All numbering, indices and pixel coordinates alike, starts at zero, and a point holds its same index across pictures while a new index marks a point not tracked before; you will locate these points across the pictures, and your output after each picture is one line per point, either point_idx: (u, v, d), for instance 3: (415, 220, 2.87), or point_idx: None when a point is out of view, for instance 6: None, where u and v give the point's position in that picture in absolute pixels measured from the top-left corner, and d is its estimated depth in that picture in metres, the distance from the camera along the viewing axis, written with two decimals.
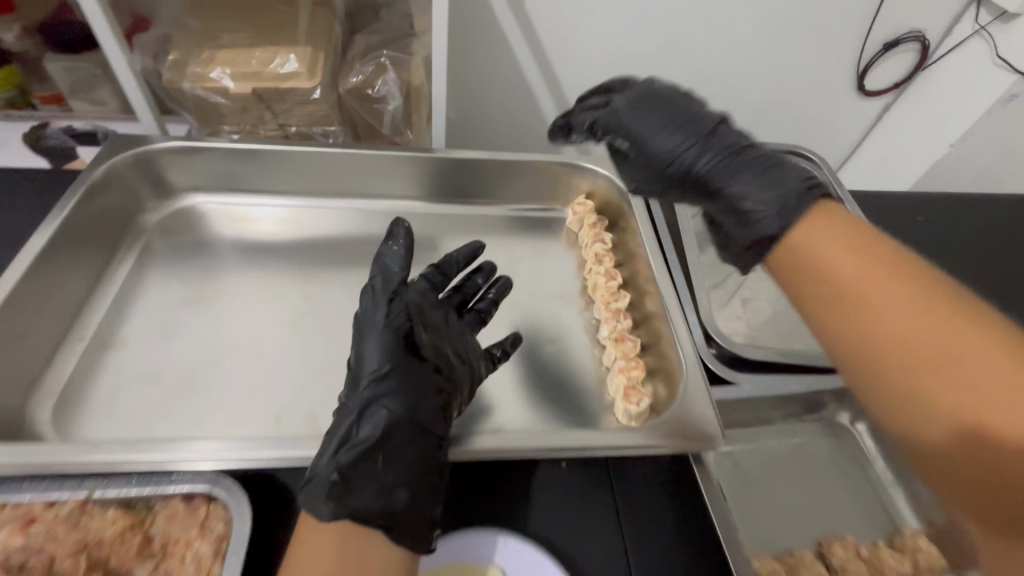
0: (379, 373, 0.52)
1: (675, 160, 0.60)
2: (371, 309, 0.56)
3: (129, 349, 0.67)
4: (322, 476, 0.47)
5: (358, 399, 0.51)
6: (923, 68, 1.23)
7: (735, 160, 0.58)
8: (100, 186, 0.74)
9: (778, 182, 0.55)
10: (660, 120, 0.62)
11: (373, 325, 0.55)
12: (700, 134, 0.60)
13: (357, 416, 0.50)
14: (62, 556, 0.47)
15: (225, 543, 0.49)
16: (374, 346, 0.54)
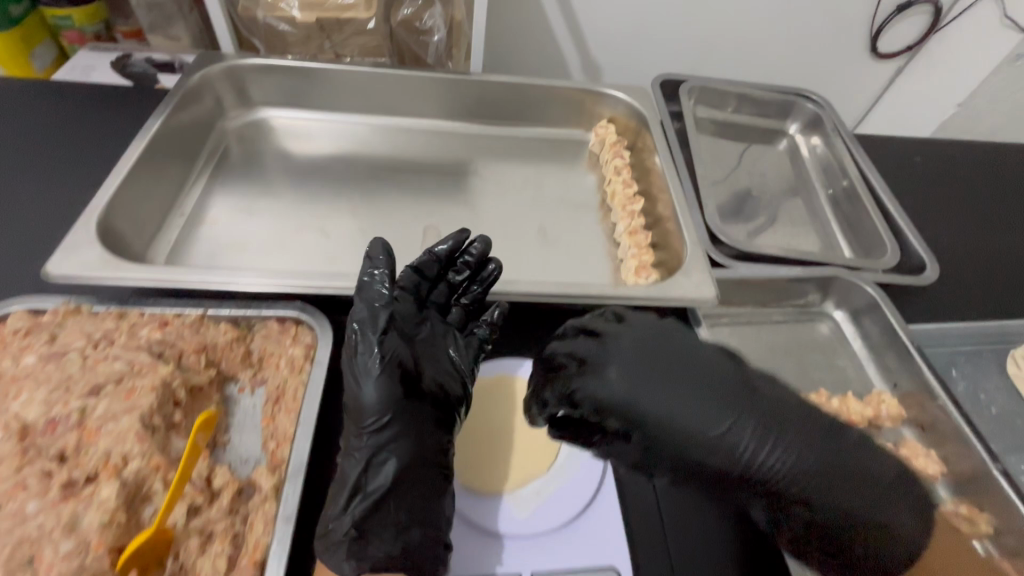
0: (375, 425, 0.51)
1: (723, 464, 0.48)
2: (354, 356, 0.53)
3: (219, 222, 0.82)
4: (337, 530, 0.49)
5: (356, 459, 0.51)
6: (935, 30, 1.29)
7: (789, 433, 0.48)
8: (194, 94, 0.88)
9: (852, 495, 0.46)
10: (704, 403, 0.49)
11: (361, 385, 0.52)
12: (743, 433, 0.47)
13: (357, 456, 0.51)
14: (189, 352, 0.59)
15: (312, 350, 0.62)
16: (366, 401, 0.51)
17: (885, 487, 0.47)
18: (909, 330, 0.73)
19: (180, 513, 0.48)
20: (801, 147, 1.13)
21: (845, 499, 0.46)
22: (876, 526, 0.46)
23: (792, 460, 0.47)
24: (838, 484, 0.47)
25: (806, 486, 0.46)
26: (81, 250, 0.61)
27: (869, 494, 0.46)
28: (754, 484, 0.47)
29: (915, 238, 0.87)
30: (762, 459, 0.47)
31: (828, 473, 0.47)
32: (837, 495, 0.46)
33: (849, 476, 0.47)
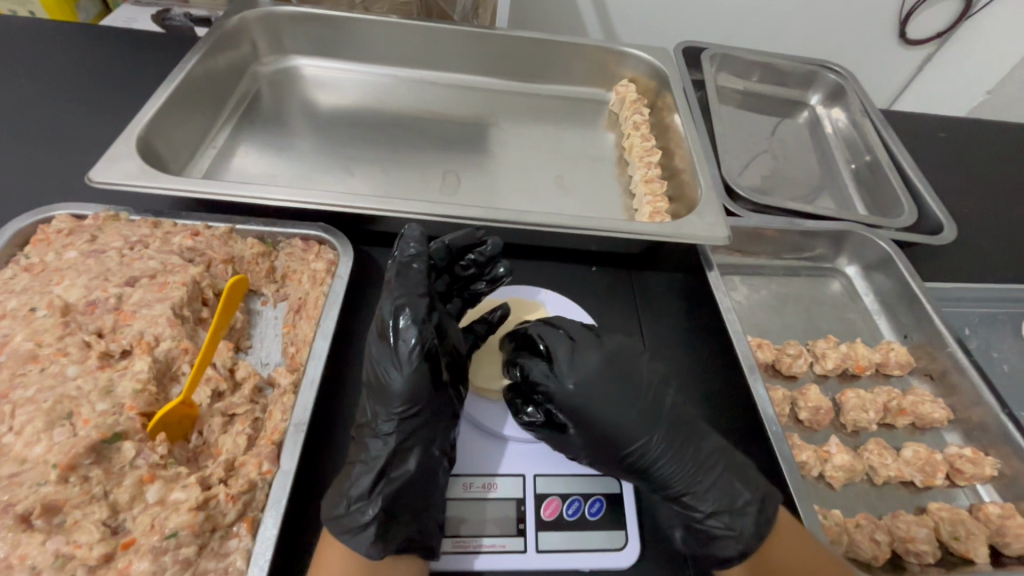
0: (399, 414, 0.50)
1: (622, 451, 0.51)
2: (377, 345, 0.53)
3: (247, 157, 0.85)
4: (357, 516, 0.46)
5: (375, 445, 0.49)
6: (965, 17, 1.27)
7: (680, 446, 0.52)
8: (230, 38, 0.92)
9: (715, 497, 0.50)
10: (612, 405, 0.53)
11: (386, 371, 0.51)
12: (633, 427, 0.52)
13: (379, 441, 0.50)
14: (217, 261, 0.61)
15: (334, 266, 0.64)
16: (393, 388, 0.51)
17: (750, 504, 0.50)
18: (922, 283, 0.73)
19: (205, 394, 0.51)
20: (822, 117, 1.12)
21: (708, 503, 0.50)
22: (728, 536, 0.49)
23: (668, 469, 0.51)
24: (705, 480, 0.51)
25: (678, 479, 0.51)
26: (121, 161, 0.65)
27: (726, 502, 0.50)
28: (637, 471, 0.52)
29: (936, 203, 0.87)
30: (642, 458, 0.51)
31: (697, 473, 0.51)
32: (702, 494, 0.51)
33: (716, 484, 0.51)
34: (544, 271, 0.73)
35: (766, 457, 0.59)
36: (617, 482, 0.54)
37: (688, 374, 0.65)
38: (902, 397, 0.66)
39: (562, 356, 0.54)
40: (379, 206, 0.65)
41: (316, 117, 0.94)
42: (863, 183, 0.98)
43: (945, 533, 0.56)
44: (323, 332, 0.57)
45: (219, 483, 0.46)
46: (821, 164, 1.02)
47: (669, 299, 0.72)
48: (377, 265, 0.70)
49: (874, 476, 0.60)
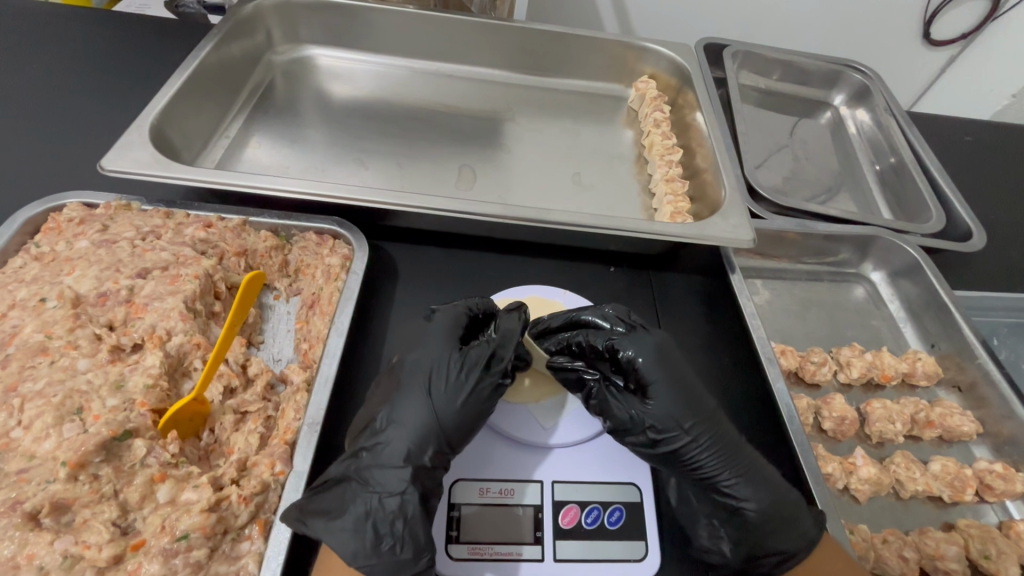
0: (442, 450, 0.47)
1: (671, 434, 0.50)
2: (453, 367, 0.51)
3: (260, 147, 0.84)
4: (388, 542, 0.43)
5: (396, 476, 0.45)
6: (993, 17, 1.24)
7: (728, 437, 0.50)
8: (246, 26, 0.91)
9: (763, 496, 0.49)
10: (673, 389, 0.51)
11: (457, 402, 0.49)
12: (689, 413, 0.50)
13: (393, 470, 0.45)
14: (230, 254, 0.60)
15: (349, 261, 0.62)
16: (453, 425, 0.48)
17: (798, 508, 0.49)
18: (951, 291, 0.71)
19: (217, 390, 0.50)
20: (845, 118, 1.09)
21: (755, 501, 0.49)
22: (774, 536, 0.48)
23: (722, 459, 0.49)
24: (755, 479, 0.49)
25: (728, 471, 0.49)
26: (134, 149, 0.64)
27: (775, 502, 0.48)
28: (683, 458, 0.50)
29: (965, 208, 0.85)
30: (693, 445, 0.50)
31: (749, 470, 0.50)
32: (750, 491, 0.49)
33: (760, 481, 0.49)
34: (563, 272, 0.71)
35: (790, 466, 0.57)
36: (638, 491, 0.52)
37: (711, 380, 0.63)
38: (929, 408, 0.64)
39: (646, 336, 0.54)
40: (397, 201, 0.64)
41: (329, 109, 0.93)
42: (888, 186, 0.96)
43: (975, 552, 0.54)
44: (337, 329, 0.55)
45: (231, 484, 0.45)
46: (844, 166, 1.00)
47: (690, 302, 0.70)
48: (391, 261, 0.69)
49: (902, 490, 0.58)
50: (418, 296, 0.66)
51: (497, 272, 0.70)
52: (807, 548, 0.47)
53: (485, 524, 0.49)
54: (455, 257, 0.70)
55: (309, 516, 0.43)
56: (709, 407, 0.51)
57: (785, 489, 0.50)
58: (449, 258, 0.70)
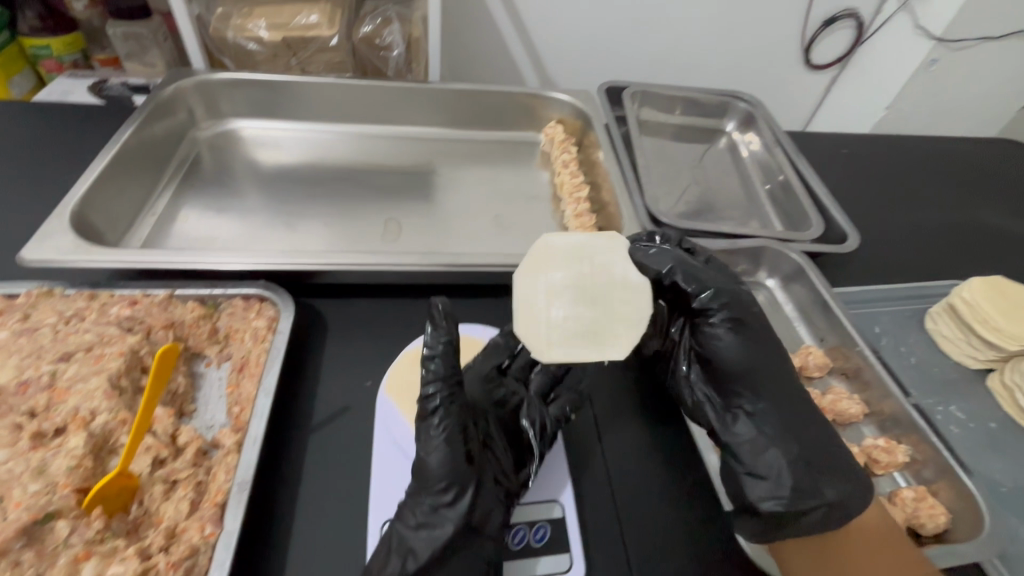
0: (440, 501, 0.49)
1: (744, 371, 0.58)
2: (433, 423, 0.51)
3: (189, 220, 0.87)
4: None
5: (427, 538, 0.48)
6: (861, 42, 1.48)
7: (785, 388, 0.58)
8: (168, 106, 0.95)
9: (812, 443, 0.56)
10: (751, 340, 0.59)
11: (433, 459, 0.49)
12: (758, 361, 0.59)
13: (425, 530, 0.49)
14: (157, 328, 0.62)
15: (275, 322, 0.66)
16: (437, 476, 0.49)
17: (849, 472, 0.55)
18: (831, 289, 0.80)
19: (145, 462, 0.51)
20: (738, 143, 1.21)
21: (807, 444, 0.55)
22: (823, 484, 0.53)
23: (778, 401, 0.57)
24: (806, 428, 0.56)
25: (785, 414, 0.56)
26: (53, 237, 0.66)
27: (818, 449, 0.55)
28: (756, 393, 0.57)
29: (840, 214, 0.95)
30: (767, 386, 0.58)
31: (799, 420, 0.57)
32: (802, 437, 0.56)
33: (807, 428, 0.57)
34: (485, 312, 0.77)
35: (693, 466, 0.65)
36: (559, 507, 0.58)
37: (623, 399, 0.70)
38: (820, 397, 0.71)
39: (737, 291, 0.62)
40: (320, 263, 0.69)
41: (258, 176, 0.97)
42: (778, 201, 1.07)
43: None
44: (265, 390, 0.59)
45: (160, 552, 0.47)
46: (738, 189, 1.12)
47: None
48: (319, 318, 0.72)
49: None
50: (348, 348, 0.69)
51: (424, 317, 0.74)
52: (862, 508, 0.53)
53: None
54: (382, 306, 0.74)
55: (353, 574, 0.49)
56: (785, 365, 0.60)
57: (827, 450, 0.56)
58: (376, 308, 0.74)
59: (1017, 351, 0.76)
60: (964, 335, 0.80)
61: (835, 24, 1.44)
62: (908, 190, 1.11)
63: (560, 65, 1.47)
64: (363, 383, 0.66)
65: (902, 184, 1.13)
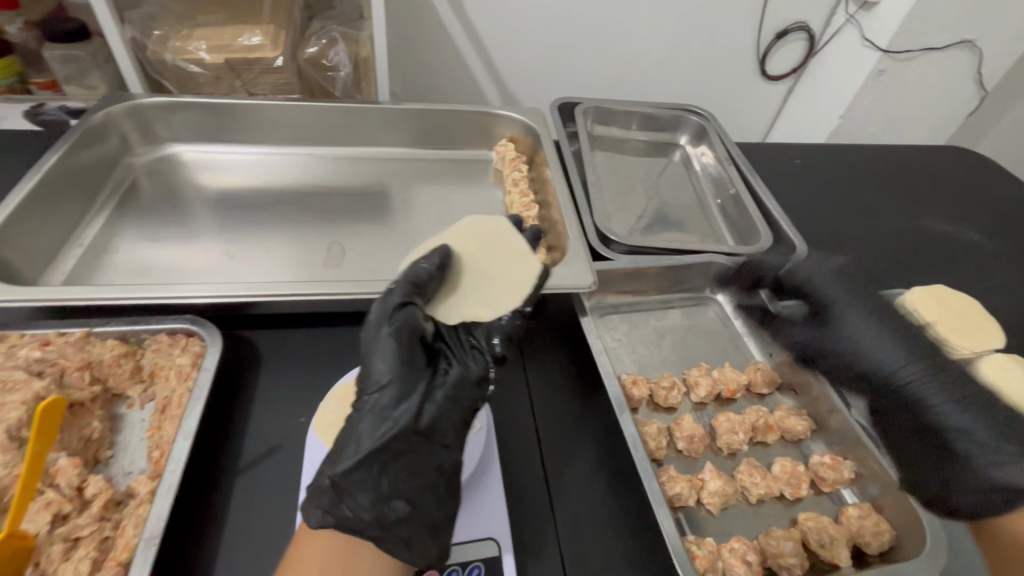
0: (380, 398, 0.52)
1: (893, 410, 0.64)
2: (382, 319, 0.56)
3: (122, 250, 0.83)
4: (348, 495, 0.48)
5: (362, 435, 0.50)
6: (813, 53, 1.51)
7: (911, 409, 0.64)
8: (99, 133, 0.91)
9: (874, 452, 0.63)
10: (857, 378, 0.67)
11: (378, 357, 0.54)
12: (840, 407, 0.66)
13: (366, 425, 0.51)
14: (71, 369, 0.58)
15: (200, 358, 0.63)
16: (379, 375, 0.53)
17: (898, 455, 0.62)
18: (778, 304, 0.80)
19: (43, 520, 0.48)
20: (692, 156, 1.22)
21: (876, 453, 0.63)
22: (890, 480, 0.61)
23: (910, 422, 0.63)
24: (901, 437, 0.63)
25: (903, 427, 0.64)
26: None
27: (881, 453, 0.63)
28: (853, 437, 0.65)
29: (789, 227, 0.96)
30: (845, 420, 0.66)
31: (865, 435, 0.64)
32: (873, 450, 0.63)
33: (867, 439, 0.64)
34: None
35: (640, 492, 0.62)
36: (496, 545, 0.54)
37: (568, 422, 0.67)
38: (769, 414, 0.71)
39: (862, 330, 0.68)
40: (251, 294, 0.66)
41: (198, 202, 0.94)
42: (730, 214, 1.07)
43: (814, 543, 0.59)
44: (184, 433, 0.55)
45: None
46: (691, 202, 1.12)
47: (546, 348, 0.75)
48: (254, 351, 0.69)
49: (749, 495, 0.63)
50: (281, 383, 0.67)
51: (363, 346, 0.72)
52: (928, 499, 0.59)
53: (348, 561, 0.50)
54: (320, 336, 0.72)
55: (310, 504, 0.48)
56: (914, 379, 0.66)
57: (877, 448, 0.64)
58: (314, 339, 0.72)
59: (960, 361, 0.77)
60: None
61: (786, 36, 1.47)
62: (859, 200, 1.13)
63: (519, 82, 1.47)
64: (296, 419, 0.63)
65: (852, 194, 1.14)
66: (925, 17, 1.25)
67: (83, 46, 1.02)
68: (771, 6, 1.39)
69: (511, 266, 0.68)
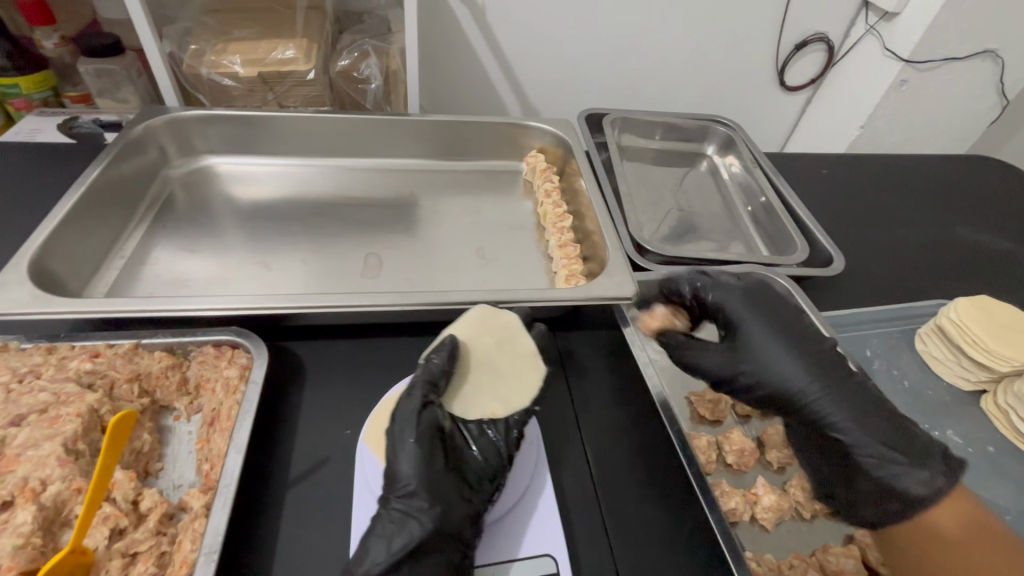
0: (404, 499, 0.51)
1: (794, 388, 0.60)
2: (406, 418, 0.55)
3: (161, 262, 0.83)
4: None
5: (386, 538, 0.49)
6: (832, 63, 1.51)
7: (839, 382, 0.60)
8: (138, 145, 0.92)
9: (852, 416, 0.58)
10: (765, 338, 0.63)
11: (402, 459, 0.53)
12: (771, 366, 0.61)
13: (390, 527, 0.50)
14: (121, 381, 0.58)
15: (248, 370, 0.62)
16: (402, 477, 0.52)
17: (895, 423, 0.58)
18: (821, 315, 0.79)
19: (102, 535, 0.48)
20: (719, 166, 1.22)
21: (845, 416, 0.58)
22: (860, 452, 0.57)
23: (836, 400, 0.59)
24: (857, 405, 0.59)
25: (834, 395, 0.59)
26: (10, 288, 0.63)
27: (865, 420, 0.58)
28: (807, 407, 0.60)
29: (824, 237, 0.95)
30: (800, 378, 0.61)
31: (849, 400, 0.59)
32: (843, 413, 0.59)
33: (849, 402, 0.59)
34: None
35: (696, 506, 0.61)
36: (554, 562, 0.54)
37: (618, 434, 0.67)
38: None
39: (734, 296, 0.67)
40: (296, 305, 0.66)
41: (233, 213, 0.94)
42: (762, 224, 1.06)
43: (872, 560, 0.59)
44: (236, 446, 0.55)
45: None
46: (721, 212, 1.11)
47: (590, 358, 0.74)
48: (297, 362, 0.69)
49: (803, 511, 0.62)
50: (326, 395, 0.66)
51: (405, 359, 0.71)
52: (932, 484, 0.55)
53: None
54: (362, 348, 0.71)
55: None
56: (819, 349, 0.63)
57: (869, 414, 0.59)
58: (357, 350, 0.71)
59: (1009, 373, 0.75)
60: (955, 356, 0.80)
61: (807, 47, 1.47)
62: (889, 209, 1.12)
63: (540, 93, 1.47)
64: (343, 432, 0.63)
65: (882, 204, 1.14)
66: (950, 26, 1.25)
67: (117, 60, 1.03)
68: (792, 17, 1.40)
69: (523, 358, 0.64)
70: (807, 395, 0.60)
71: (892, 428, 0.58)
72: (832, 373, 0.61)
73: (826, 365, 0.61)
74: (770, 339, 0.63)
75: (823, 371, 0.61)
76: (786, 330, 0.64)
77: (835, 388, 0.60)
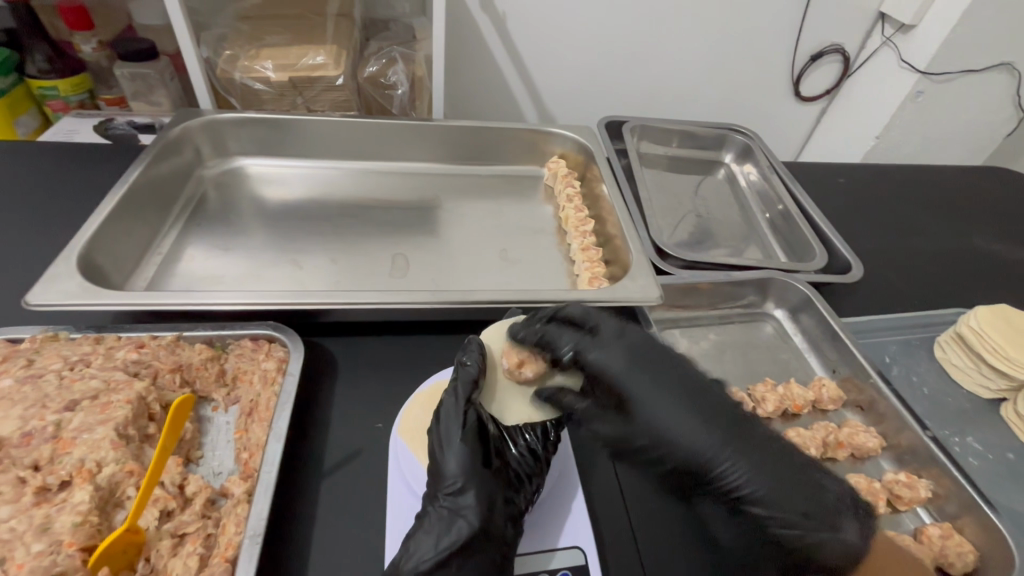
0: (451, 499, 0.53)
1: (689, 456, 0.58)
2: (450, 418, 0.57)
3: (196, 259, 0.86)
4: None
5: (433, 535, 0.51)
6: (848, 74, 1.53)
7: (738, 444, 0.57)
8: (175, 146, 0.95)
9: (766, 482, 0.56)
10: (654, 397, 0.59)
11: (448, 458, 0.55)
12: (680, 431, 0.58)
13: (436, 524, 0.52)
14: (165, 371, 0.61)
15: (285, 363, 0.65)
16: (448, 477, 0.54)
17: (797, 482, 0.57)
18: (840, 320, 0.80)
19: (152, 516, 0.50)
20: (737, 174, 1.23)
21: (753, 481, 0.56)
22: (780, 518, 0.55)
23: (737, 464, 0.56)
24: (751, 464, 0.57)
25: (733, 458, 0.57)
26: (60, 280, 0.66)
27: (768, 478, 0.56)
28: (717, 478, 0.57)
29: (842, 244, 0.96)
30: (699, 441, 0.58)
31: (751, 460, 0.57)
32: (747, 474, 0.56)
33: (757, 463, 0.57)
34: None
35: None
36: (583, 553, 0.55)
37: None
38: (837, 430, 0.71)
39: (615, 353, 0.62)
40: (331, 302, 0.68)
41: (263, 213, 0.97)
42: (780, 231, 1.08)
43: None
44: (276, 434, 0.57)
45: None
46: (738, 219, 1.13)
47: None
48: (330, 357, 0.71)
49: None
50: (358, 389, 0.68)
51: (433, 356, 0.73)
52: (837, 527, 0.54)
53: None
54: (392, 345, 0.74)
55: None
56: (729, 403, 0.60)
57: (785, 470, 0.57)
58: (386, 347, 0.73)
59: None
60: (975, 364, 0.81)
61: (822, 58, 1.49)
62: (906, 219, 1.13)
63: (558, 101, 1.50)
64: (374, 425, 0.65)
65: (899, 213, 1.15)
66: (966, 39, 1.26)
67: (153, 64, 1.07)
68: (808, 29, 1.42)
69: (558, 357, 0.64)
70: (715, 460, 0.57)
71: (805, 487, 0.56)
72: (739, 429, 0.59)
73: (717, 415, 0.59)
74: (665, 410, 0.59)
75: (721, 429, 0.58)
76: (680, 393, 0.60)
77: (736, 446, 0.57)
